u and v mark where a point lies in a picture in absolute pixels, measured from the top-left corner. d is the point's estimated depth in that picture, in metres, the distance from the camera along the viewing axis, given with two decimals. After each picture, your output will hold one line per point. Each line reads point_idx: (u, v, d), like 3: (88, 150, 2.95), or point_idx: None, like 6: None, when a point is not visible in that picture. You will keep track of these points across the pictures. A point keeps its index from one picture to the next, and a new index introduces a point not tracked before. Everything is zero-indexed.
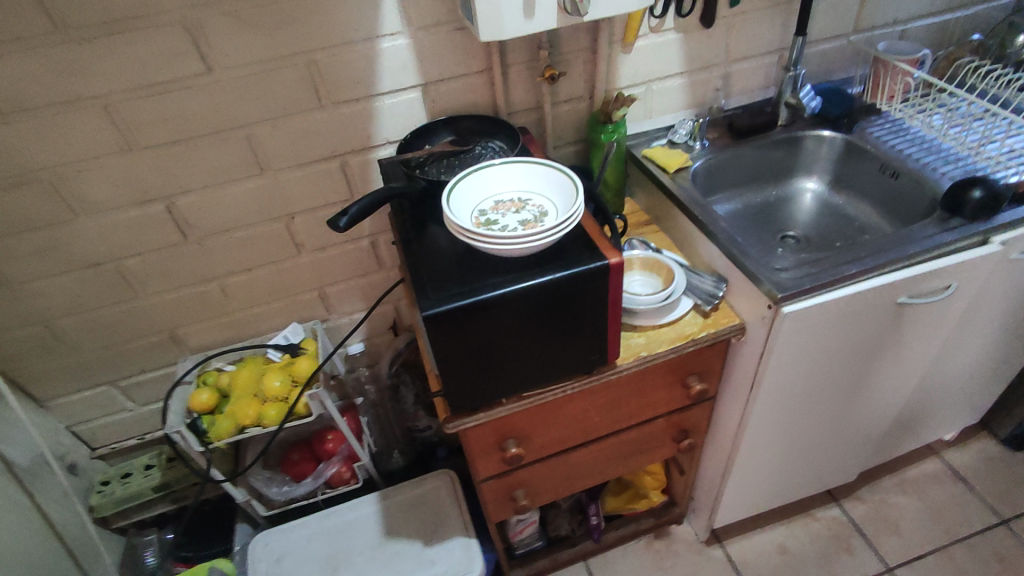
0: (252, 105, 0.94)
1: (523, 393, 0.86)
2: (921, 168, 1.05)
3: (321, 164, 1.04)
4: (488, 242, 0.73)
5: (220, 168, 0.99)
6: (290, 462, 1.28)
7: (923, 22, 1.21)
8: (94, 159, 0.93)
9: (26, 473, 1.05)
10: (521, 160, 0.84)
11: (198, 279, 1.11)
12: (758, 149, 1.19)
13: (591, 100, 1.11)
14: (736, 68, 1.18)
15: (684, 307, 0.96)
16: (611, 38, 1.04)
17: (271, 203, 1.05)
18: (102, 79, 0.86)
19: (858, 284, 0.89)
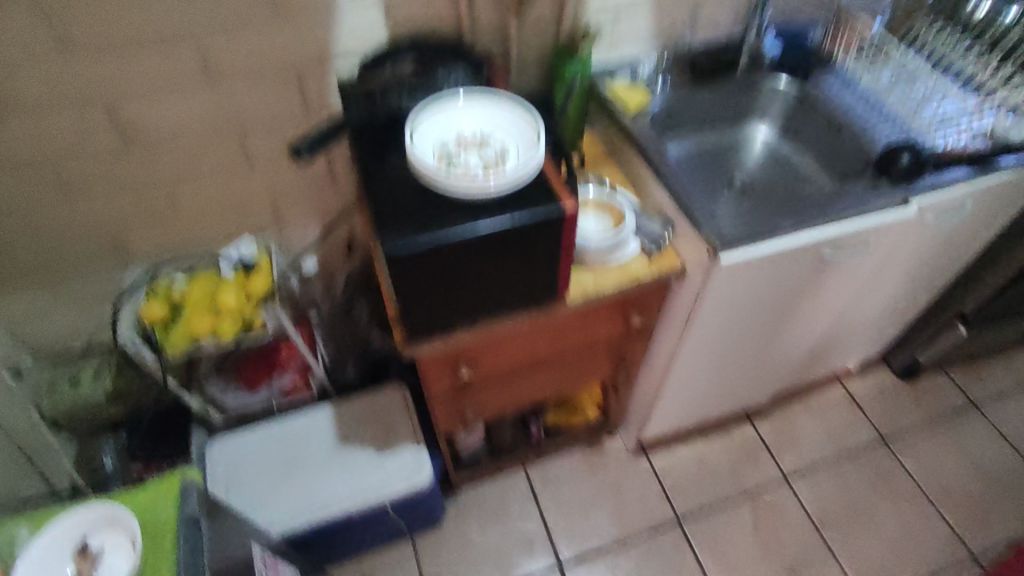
0: (200, 7, 0.88)
1: (477, 323, 0.92)
2: (862, 127, 1.11)
3: (275, 77, 0.99)
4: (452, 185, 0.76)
5: (165, 74, 0.93)
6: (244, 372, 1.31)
7: None
8: (23, 55, 0.86)
9: None
10: (483, 97, 0.84)
11: (143, 190, 1.07)
12: (717, 92, 1.21)
13: (559, 28, 1.08)
14: (705, 5, 1.16)
15: (632, 249, 1.01)
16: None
17: (222, 114, 1.01)
18: None
19: (790, 237, 0.97)
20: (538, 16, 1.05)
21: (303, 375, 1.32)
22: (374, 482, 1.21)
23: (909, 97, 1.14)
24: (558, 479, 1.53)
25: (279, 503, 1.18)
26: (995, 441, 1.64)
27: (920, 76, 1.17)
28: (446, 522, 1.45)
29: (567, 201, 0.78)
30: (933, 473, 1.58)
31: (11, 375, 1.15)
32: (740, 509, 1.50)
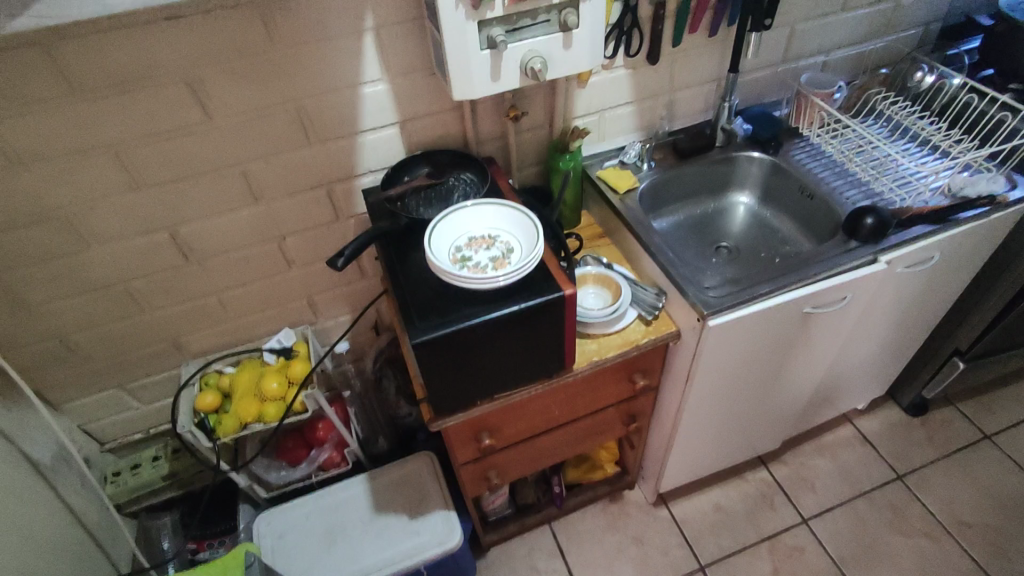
0: (249, 145, 1.05)
1: (495, 395, 1.03)
2: (831, 192, 1.23)
3: (310, 192, 1.15)
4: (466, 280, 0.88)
5: (215, 199, 1.10)
6: (286, 449, 1.42)
7: (841, 53, 1.37)
8: (105, 196, 1.03)
9: (50, 470, 1.18)
10: (489, 202, 0.99)
11: (197, 294, 1.22)
12: (698, 168, 1.35)
13: (551, 129, 1.24)
14: (681, 96, 1.31)
15: (630, 317, 1.13)
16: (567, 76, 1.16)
17: (265, 226, 1.17)
18: (113, 129, 0.96)
19: (770, 299, 1.08)
20: (532, 122, 1.21)
21: (339, 449, 1.44)
22: (409, 547, 1.29)
23: (871, 161, 1.26)
24: (584, 534, 1.59)
25: (322, 571, 1.27)
26: (1010, 471, 1.67)
27: (879, 141, 1.29)
28: None
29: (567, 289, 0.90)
30: (950, 507, 1.61)
31: (81, 466, 1.28)
32: (762, 555, 1.54)
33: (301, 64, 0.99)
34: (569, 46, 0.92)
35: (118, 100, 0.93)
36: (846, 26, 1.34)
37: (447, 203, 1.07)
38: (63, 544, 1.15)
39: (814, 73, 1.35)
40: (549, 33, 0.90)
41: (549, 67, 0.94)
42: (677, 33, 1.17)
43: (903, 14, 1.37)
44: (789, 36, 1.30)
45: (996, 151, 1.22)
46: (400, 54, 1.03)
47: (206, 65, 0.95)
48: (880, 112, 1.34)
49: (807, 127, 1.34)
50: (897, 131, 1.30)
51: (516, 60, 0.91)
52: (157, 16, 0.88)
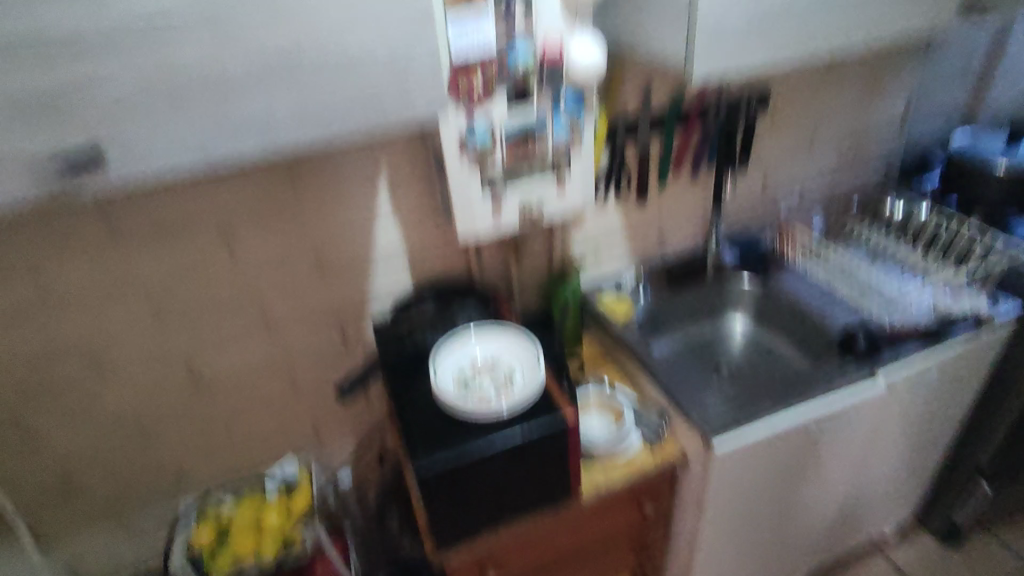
0: (268, 281, 1.13)
1: (501, 526, 1.00)
2: (822, 314, 1.28)
3: (322, 323, 1.21)
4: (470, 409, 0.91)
5: (232, 332, 1.16)
6: None
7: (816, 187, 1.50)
8: (128, 332, 1.09)
9: None
10: (492, 328, 1.03)
11: (205, 426, 1.24)
12: (692, 294, 1.41)
13: (550, 260, 1.32)
14: (670, 228, 1.41)
15: (635, 442, 1.12)
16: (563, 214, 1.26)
17: (277, 357, 1.22)
18: (144, 270, 1.04)
19: (774, 420, 1.08)
20: (532, 254, 1.30)
21: None
22: None
23: (856, 284, 1.32)
24: None
25: None
26: None
27: (862, 265, 1.36)
28: None
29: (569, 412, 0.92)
30: None
31: None
32: None
33: (320, 209, 1.09)
34: (564, 188, 1.02)
35: (153, 244, 1.02)
36: (815, 165, 1.47)
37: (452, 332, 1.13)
38: None
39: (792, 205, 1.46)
40: (545, 177, 1.00)
41: (546, 207, 1.03)
42: (662, 173, 1.29)
43: (867, 153, 1.51)
44: (765, 174, 1.43)
45: (974, 272, 1.29)
46: (411, 199, 1.14)
47: (236, 212, 1.05)
48: (860, 239, 1.43)
49: (793, 254, 1.42)
50: (878, 256, 1.38)
51: (515, 201, 1.00)
52: (195, 173, 0.99)
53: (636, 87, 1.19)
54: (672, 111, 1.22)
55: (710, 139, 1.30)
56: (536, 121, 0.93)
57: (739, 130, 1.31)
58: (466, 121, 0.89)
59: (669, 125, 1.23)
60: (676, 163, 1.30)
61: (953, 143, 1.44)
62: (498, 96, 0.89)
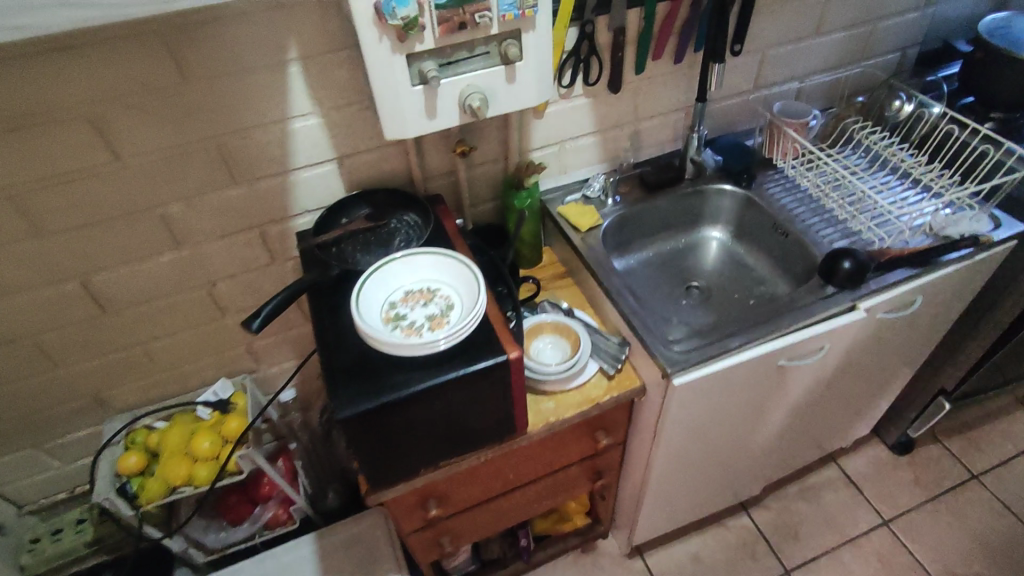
0: (166, 187, 0.94)
1: (440, 464, 0.92)
2: (805, 231, 1.15)
3: (241, 235, 1.05)
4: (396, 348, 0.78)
5: (131, 245, 0.99)
6: (225, 507, 1.31)
7: (818, 79, 1.30)
8: (2, 246, 0.92)
9: None
10: (429, 250, 0.88)
11: (118, 346, 1.11)
12: (666, 203, 1.26)
13: (506, 162, 1.15)
14: (646, 126, 1.22)
15: (591, 371, 1.04)
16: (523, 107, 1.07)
17: (192, 273, 1.06)
18: (5, 173, 0.85)
19: (740, 353, 0.99)
20: (485, 156, 1.12)
21: (285, 506, 1.34)
22: None
23: (849, 196, 1.17)
24: None
25: None
26: (999, 514, 1.59)
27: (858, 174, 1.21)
28: None
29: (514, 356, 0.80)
30: (939, 555, 1.53)
31: None
32: None
33: (220, 99, 0.89)
34: (513, 81, 0.83)
35: (7, 140, 0.82)
36: (818, 52, 1.27)
37: (386, 249, 0.98)
38: None
39: (787, 101, 1.27)
40: (489, 66, 0.81)
41: (491, 104, 0.84)
42: (640, 60, 1.08)
43: (878, 39, 1.30)
44: (760, 63, 1.23)
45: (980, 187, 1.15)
46: (332, 86, 0.93)
47: (110, 101, 0.84)
48: (859, 143, 1.26)
49: (781, 159, 1.26)
50: (876, 163, 1.22)
51: (452, 95, 0.82)
52: (47, 49, 0.77)
53: None
54: None
55: (699, 17, 1.08)
56: None
57: (735, 7, 1.09)
58: None
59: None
60: (658, 47, 1.08)
61: (980, 29, 1.23)
62: None
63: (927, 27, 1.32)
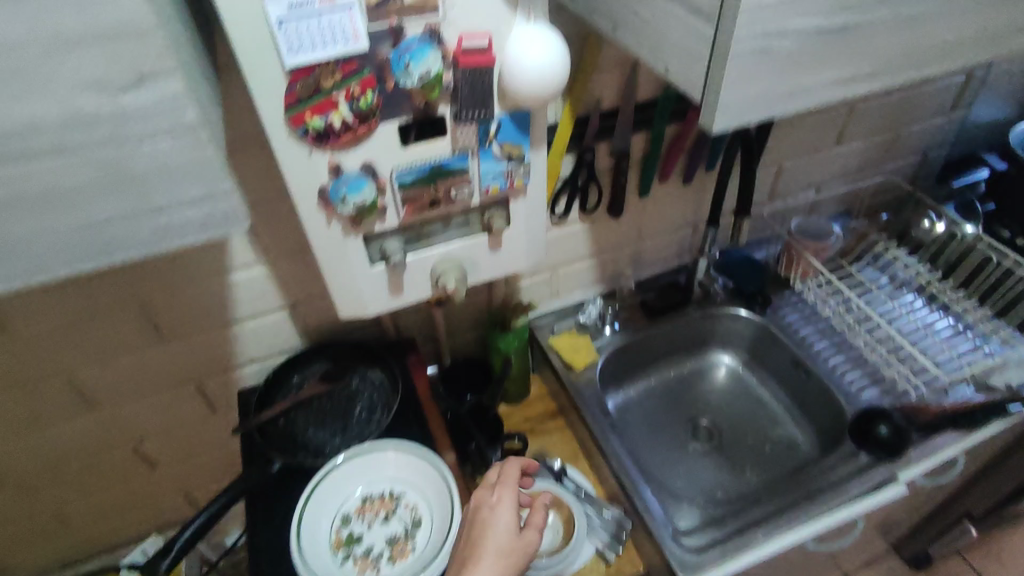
0: (73, 351, 0.77)
1: None
2: (829, 373, 1.01)
3: (172, 391, 0.87)
4: None
5: (30, 415, 0.80)
6: None
7: (838, 188, 1.17)
8: None
9: None
10: (394, 444, 0.72)
11: (21, 516, 0.92)
12: (672, 328, 1.11)
13: (490, 293, 0.99)
14: (649, 245, 1.08)
15: (586, 554, 0.87)
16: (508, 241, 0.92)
17: (111, 435, 0.88)
18: None
19: (764, 546, 0.83)
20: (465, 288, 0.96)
21: None
22: None
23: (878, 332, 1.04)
24: None
25: None
26: None
27: (884, 305, 1.08)
28: None
29: (500, 504, 0.64)
30: None
31: None
32: None
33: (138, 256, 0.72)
34: (498, 248, 0.68)
35: None
36: (838, 159, 1.14)
37: (345, 420, 0.81)
38: None
39: (806, 217, 1.14)
40: (468, 235, 0.66)
41: (471, 273, 0.69)
42: (645, 184, 0.94)
43: (902, 144, 1.18)
44: (776, 174, 1.09)
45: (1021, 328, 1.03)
46: (280, 234, 0.77)
47: None
48: (886, 261, 1.15)
49: (800, 281, 1.11)
50: (907, 287, 1.11)
51: (423, 270, 0.66)
52: None
53: (616, 69, 0.80)
54: (666, 103, 0.85)
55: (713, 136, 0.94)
56: (451, 165, 0.57)
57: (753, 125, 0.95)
58: (330, 171, 0.53)
59: (660, 123, 0.86)
60: (665, 170, 0.94)
61: (1013, 139, 1.11)
62: (383, 130, 0.52)
63: (953, 130, 1.20)
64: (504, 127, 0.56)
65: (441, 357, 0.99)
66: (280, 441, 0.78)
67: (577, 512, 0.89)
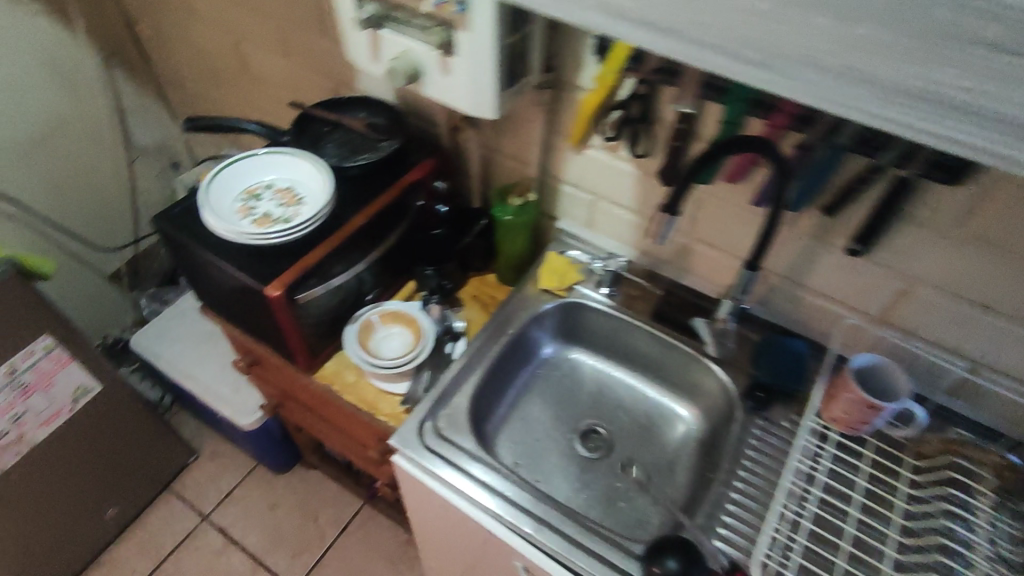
0: (276, 5, 1.14)
1: (249, 332, 1.04)
2: (719, 487, 0.82)
3: (325, 80, 1.21)
4: (206, 209, 0.86)
5: (263, 34, 1.23)
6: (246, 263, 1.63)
7: (1004, 389, 0.81)
8: None
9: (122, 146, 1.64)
10: (328, 193, 0.89)
11: (248, 105, 1.46)
12: (656, 339, 1.00)
13: (531, 176, 1.04)
14: (701, 250, 0.96)
15: (398, 388, 0.97)
16: (519, 163, 1.03)
17: (292, 86, 1.29)
18: None
19: (482, 507, 0.82)
20: (508, 148, 1.02)
21: None
22: (217, 391, 1.48)
23: (814, 541, 0.75)
24: (354, 545, 1.58)
25: (177, 353, 1.55)
26: None
27: (874, 547, 0.74)
28: (282, 477, 1.70)
29: (419, 172, 1.02)
30: None
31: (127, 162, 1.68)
32: None
33: None
34: (448, 76, 0.74)
35: None
36: None
37: (349, 154, 1.01)
38: (87, 198, 1.62)
39: (890, 367, 0.80)
40: (425, 44, 0.73)
41: (427, 85, 0.77)
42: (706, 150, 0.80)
43: None
44: None
45: None
46: None
47: None
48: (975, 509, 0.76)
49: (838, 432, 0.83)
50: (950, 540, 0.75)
51: (394, 51, 0.76)
52: None
53: None
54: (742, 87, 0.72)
55: (811, 170, 0.74)
56: None
57: (875, 194, 0.74)
58: None
59: (731, 106, 0.75)
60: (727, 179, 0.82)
61: None
62: None
63: None
64: None
65: (471, 205, 1.13)
66: (207, 126, 0.97)
67: (419, 351, 0.96)
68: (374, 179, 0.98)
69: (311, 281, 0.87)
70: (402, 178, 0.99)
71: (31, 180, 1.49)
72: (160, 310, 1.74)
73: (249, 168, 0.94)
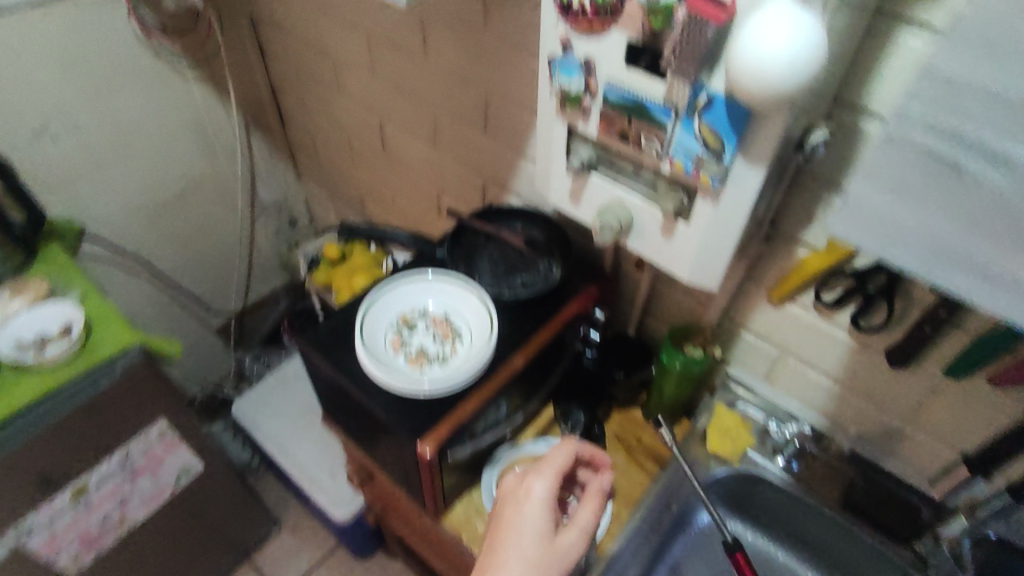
0: (434, 97, 1.07)
1: (371, 455, 0.94)
2: None
3: (472, 175, 1.13)
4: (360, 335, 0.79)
5: (413, 121, 1.17)
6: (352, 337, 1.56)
7: None
8: (346, 66, 1.22)
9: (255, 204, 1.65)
10: (489, 340, 0.79)
11: (381, 182, 1.41)
12: (849, 536, 0.82)
13: (706, 316, 0.90)
14: (921, 440, 0.78)
15: None
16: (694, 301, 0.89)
17: (433, 174, 1.22)
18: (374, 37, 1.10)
19: None
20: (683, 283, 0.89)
21: None
22: (310, 475, 1.40)
23: None
24: None
25: (275, 425, 1.49)
26: None
27: None
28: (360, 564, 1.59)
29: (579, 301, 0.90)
30: None
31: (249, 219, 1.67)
32: None
33: (503, 64, 0.90)
34: (668, 236, 0.62)
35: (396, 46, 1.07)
36: None
37: (505, 274, 0.91)
38: (208, 254, 1.62)
39: None
40: (648, 199, 0.62)
41: (635, 238, 0.66)
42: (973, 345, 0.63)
43: None
44: None
45: None
46: None
47: (452, 31, 0.94)
48: None
49: None
50: None
51: (601, 197, 0.66)
52: None
53: None
54: None
55: None
56: (653, 111, 0.54)
57: None
58: (561, 45, 0.56)
59: None
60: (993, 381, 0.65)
61: None
62: (614, 37, 0.52)
63: None
64: (715, 106, 0.49)
65: (625, 333, 1.00)
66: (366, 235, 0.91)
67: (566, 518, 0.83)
68: (531, 309, 0.87)
69: (461, 434, 0.76)
70: (563, 310, 0.87)
71: (161, 239, 1.50)
72: (260, 370, 1.70)
73: (413, 290, 0.86)
